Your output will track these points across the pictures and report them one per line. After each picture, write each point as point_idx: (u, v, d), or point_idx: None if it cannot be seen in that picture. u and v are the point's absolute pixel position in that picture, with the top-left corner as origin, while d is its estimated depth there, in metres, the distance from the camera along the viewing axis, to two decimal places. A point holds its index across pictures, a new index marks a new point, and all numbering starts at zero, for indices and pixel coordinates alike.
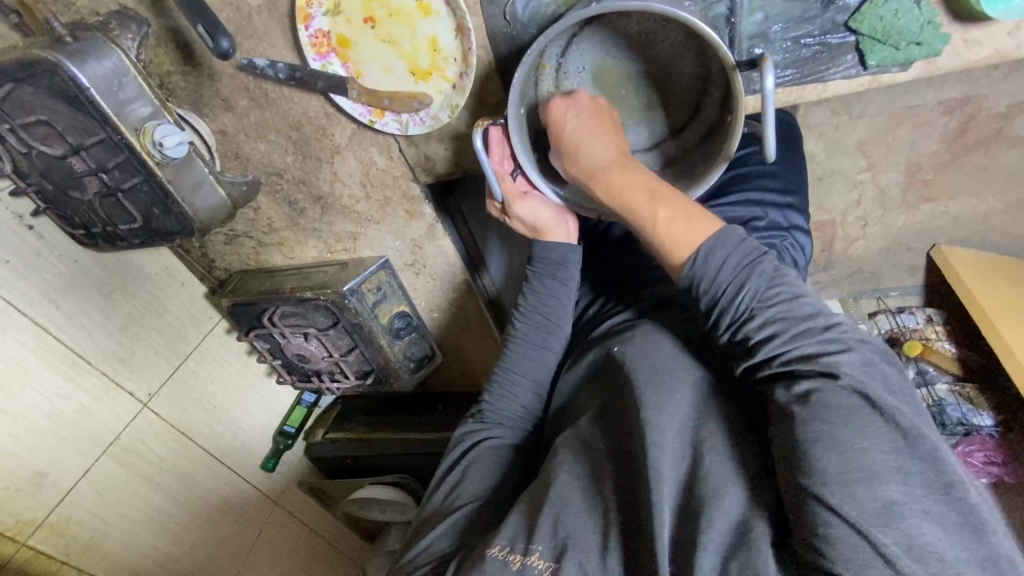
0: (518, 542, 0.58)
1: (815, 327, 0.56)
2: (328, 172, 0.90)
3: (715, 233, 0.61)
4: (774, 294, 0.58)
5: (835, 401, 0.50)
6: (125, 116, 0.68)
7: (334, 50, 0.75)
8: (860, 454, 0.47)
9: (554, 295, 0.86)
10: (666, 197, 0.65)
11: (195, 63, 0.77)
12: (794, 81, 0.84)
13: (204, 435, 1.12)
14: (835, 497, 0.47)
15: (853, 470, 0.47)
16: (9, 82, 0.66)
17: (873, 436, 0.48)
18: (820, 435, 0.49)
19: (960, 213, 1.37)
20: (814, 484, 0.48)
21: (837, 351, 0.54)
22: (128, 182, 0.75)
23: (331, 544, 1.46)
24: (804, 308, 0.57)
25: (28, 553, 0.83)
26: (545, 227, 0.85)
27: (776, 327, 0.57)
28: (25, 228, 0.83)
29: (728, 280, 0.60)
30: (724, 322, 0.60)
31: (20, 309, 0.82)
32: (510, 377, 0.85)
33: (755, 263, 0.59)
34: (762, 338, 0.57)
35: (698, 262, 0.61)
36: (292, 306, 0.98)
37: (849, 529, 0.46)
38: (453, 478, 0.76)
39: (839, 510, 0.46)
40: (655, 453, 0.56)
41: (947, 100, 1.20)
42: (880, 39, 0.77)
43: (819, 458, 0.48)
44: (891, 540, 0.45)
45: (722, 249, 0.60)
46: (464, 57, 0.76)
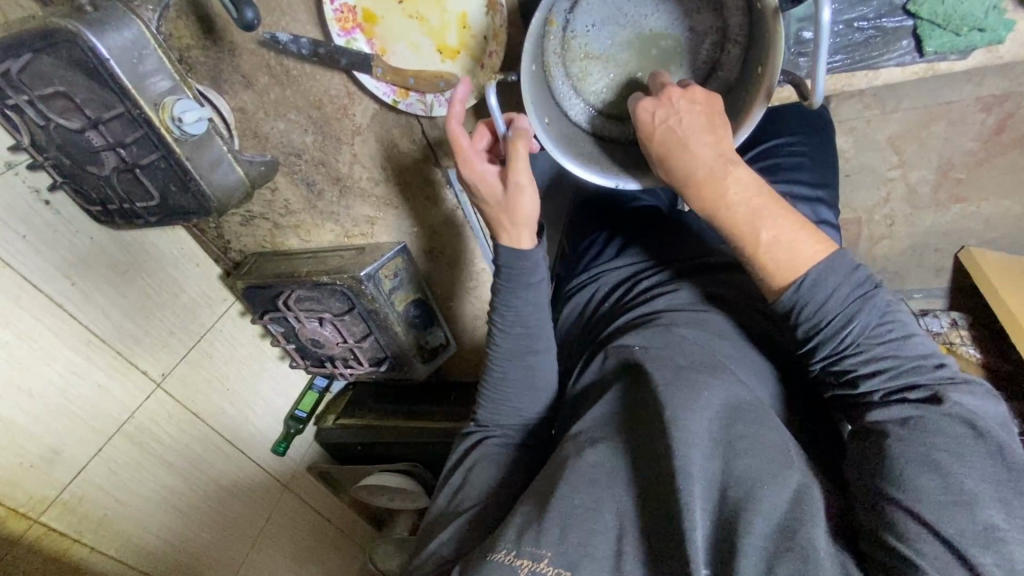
0: (526, 543, 0.55)
1: (926, 365, 0.54)
2: (348, 153, 0.88)
3: (824, 258, 0.58)
4: (872, 333, 0.56)
5: (935, 424, 0.50)
6: (144, 90, 0.67)
7: (359, 26, 0.73)
8: (962, 477, 0.47)
9: (535, 301, 0.77)
10: (774, 215, 0.60)
11: (215, 37, 0.75)
12: (845, 67, 0.81)
13: (214, 416, 1.11)
14: (932, 514, 0.46)
15: (954, 492, 0.46)
16: (27, 52, 0.64)
17: (976, 462, 0.47)
18: (914, 455, 0.49)
19: (992, 214, 1.33)
20: (905, 500, 0.48)
21: (945, 386, 0.53)
22: (146, 159, 0.73)
23: (339, 528, 1.46)
24: (911, 346, 0.55)
25: (41, 529, 0.82)
26: (523, 209, 0.73)
27: (879, 364, 0.55)
28: (42, 204, 0.82)
29: (827, 316, 0.57)
30: (822, 351, 0.58)
31: (37, 286, 0.81)
32: (499, 388, 0.78)
33: (868, 294, 0.57)
34: (865, 373, 0.56)
35: (804, 288, 0.57)
36: (308, 290, 0.96)
37: (941, 545, 0.45)
38: (454, 482, 0.73)
39: (934, 527, 0.46)
40: (688, 452, 0.53)
41: (986, 96, 1.16)
42: (940, 24, 0.74)
43: (919, 478, 0.48)
44: (988, 561, 0.44)
45: (826, 283, 0.57)
46: (494, 34, 0.73)
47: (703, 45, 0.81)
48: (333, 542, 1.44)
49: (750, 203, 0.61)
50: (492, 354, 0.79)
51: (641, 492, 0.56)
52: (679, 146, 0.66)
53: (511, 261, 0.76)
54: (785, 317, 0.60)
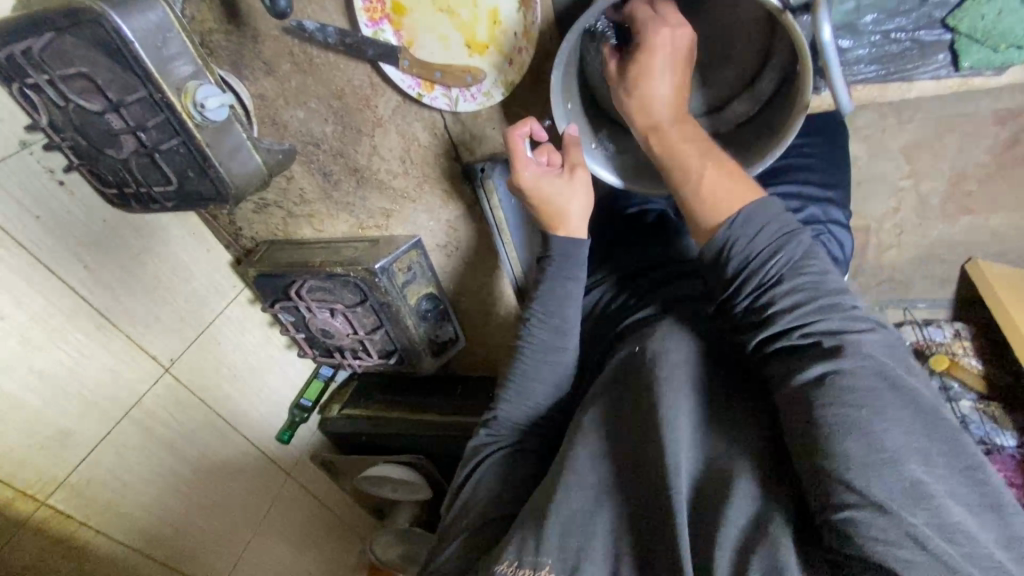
0: (527, 556, 0.55)
1: (842, 303, 0.53)
2: (367, 145, 0.87)
3: (752, 202, 0.59)
4: (793, 267, 0.55)
5: (852, 380, 0.47)
6: (167, 74, 0.66)
7: (388, 17, 0.72)
8: (885, 435, 0.45)
9: (569, 295, 0.77)
10: (712, 158, 0.65)
11: (238, 22, 0.74)
12: (879, 78, 0.81)
13: (220, 402, 1.11)
14: (862, 479, 0.44)
15: (878, 451, 0.44)
16: (50, 30, 0.63)
17: (898, 416, 0.45)
18: (836, 404, 0.47)
19: (1000, 227, 1.33)
20: (833, 467, 0.45)
21: (858, 330, 0.51)
22: (166, 143, 0.72)
23: (340, 519, 1.47)
24: (830, 283, 0.54)
25: (49, 511, 0.81)
26: (578, 210, 0.77)
27: (799, 298, 0.54)
28: (56, 184, 0.81)
29: (754, 251, 0.57)
30: (747, 288, 0.57)
31: (49, 267, 0.81)
32: (526, 383, 0.77)
33: (790, 235, 0.57)
34: (782, 309, 0.54)
35: (733, 225, 0.58)
36: (320, 280, 0.96)
37: (874, 510, 0.43)
38: (465, 494, 0.71)
39: (863, 493, 0.43)
40: (676, 451, 0.53)
41: (1002, 109, 1.16)
42: (979, 40, 0.74)
43: (845, 444, 0.45)
44: (921, 521, 0.42)
45: (754, 220, 0.58)
46: (526, 31, 0.73)
47: (747, 58, 0.82)
48: (333, 530, 1.45)
49: (693, 150, 0.67)
50: (524, 350, 0.78)
51: (634, 493, 0.56)
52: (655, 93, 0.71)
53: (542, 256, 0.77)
54: (715, 256, 0.60)
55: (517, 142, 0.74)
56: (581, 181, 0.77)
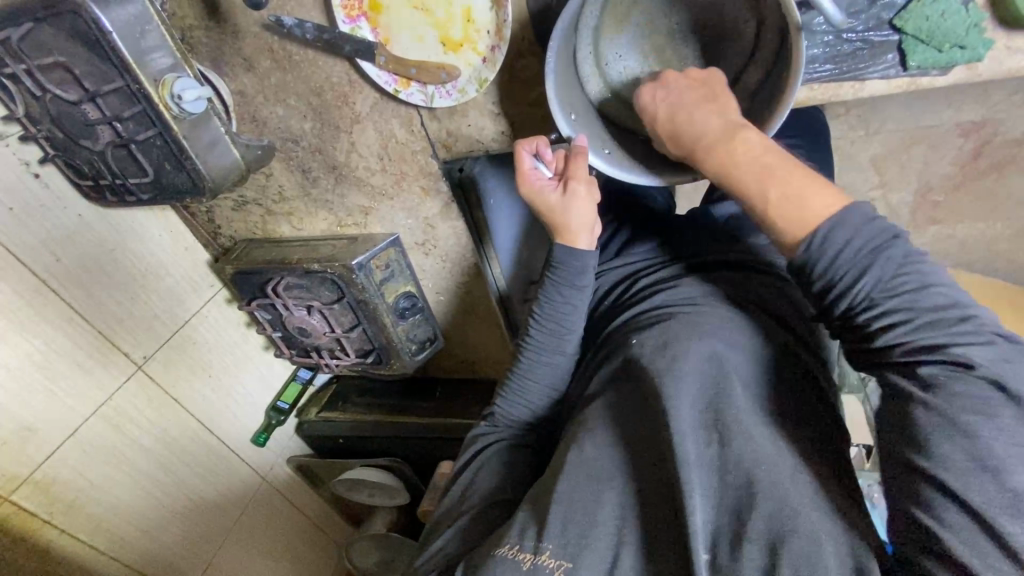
0: (529, 541, 0.56)
1: (948, 318, 0.49)
2: (346, 142, 0.88)
3: (835, 212, 0.54)
4: (890, 284, 0.51)
5: (960, 391, 0.46)
6: (145, 66, 0.67)
7: (365, 14, 0.74)
8: (990, 444, 0.43)
9: (569, 302, 0.76)
10: (789, 173, 0.57)
11: (220, 19, 0.76)
12: (833, 77, 0.80)
13: (195, 402, 1.09)
14: (959, 484, 0.43)
15: (980, 460, 0.43)
16: (29, 20, 0.64)
17: (1008, 428, 0.43)
18: (940, 424, 0.46)
19: (968, 237, 1.37)
20: (930, 470, 0.45)
21: (969, 342, 0.47)
22: (143, 135, 0.73)
23: (312, 522, 1.43)
24: (934, 296, 0.50)
25: (12, 508, 0.79)
26: (578, 222, 0.74)
27: (894, 317, 0.51)
28: (31, 176, 0.81)
29: (844, 268, 0.52)
30: (837, 307, 0.54)
31: (21, 260, 0.80)
32: (524, 382, 0.78)
33: (887, 244, 0.51)
34: (883, 326, 0.51)
35: (816, 242, 0.53)
36: (297, 278, 0.96)
37: (968, 517, 0.43)
38: (463, 481, 0.73)
39: (962, 499, 0.43)
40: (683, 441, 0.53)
41: (965, 122, 1.21)
42: (924, 40, 0.75)
43: (944, 449, 0.45)
44: (1020, 530, 0.41)
45: (845, 228, 0.52)
46: (498, 29, 0.74)
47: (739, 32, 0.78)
48: (311, 537, 1.43)
49: (759, 164, 0.59)
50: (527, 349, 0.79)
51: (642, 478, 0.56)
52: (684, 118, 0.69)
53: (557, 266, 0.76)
54: (800, 275, 0.56)
55: (521, 160, 0.76)
56: (580, 192, 0.74)
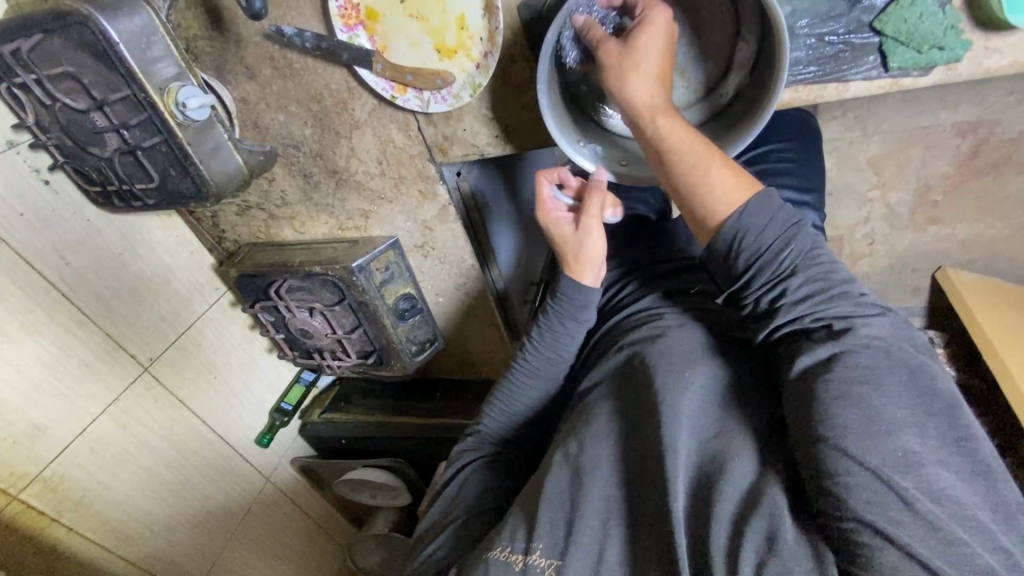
0: (519, 542, 0.57)
1: (851, 293, 0.56)
2: (345, 147, 0.90)
3: (753, 197, 0.60)
4: (807, 257, 0.58)
5: (857, 359, 0.51)
6: (151, 75, 0.69)
7: (362, 23, 0.76)
8: (882, 407, 0.48)
9: (569, 332, 0.76)
10: (712, 153, 0.63)
11: (223, 29, 0.78)
12: (817, 79, 0.81)
13: (200, 404, 1.11)
14: (857, 447, 0.46)
15: (876, 424, 0.47)
16: (39, 32, 0.67)
17: (892, 391, 0.48)
18: (837, 389, 0.49)
19: (967, 236, 1.37)
20: (830, 436, 0.48)
21: (868, 315, 0.54)
22: (149, 142, 0.75)
23: (316, 522, 1.44)
24: (838, 276, 0.57)
25: (20, 506, 0.82)
26: (587, 258, 0.74)
27: (807, 289, 0.57)
28: (41, 183, 0.83)
29: (765, 244, 0.59)
30: (760, 281, 0.59)
31: (31, 263, 0.82)
32: (514, 399, 0.79)
33: (795, 227, 0.59)
34: (791, 300, 0.57)
35: (736, 220, 0.59)
36: (299, 280, 0.99)
37: (868, 476, 0.45)
38: (449, 494, 0.74)
39: (859, 460, 0.46)
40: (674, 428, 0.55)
41: (961, 122, 1.22)
42: (904, 42, 0.76)
43: (841, 413, 0.48)
44: (911, 486, 0.44)
45: (765, 209, 0.59)
46: (490, 36, 0.76)
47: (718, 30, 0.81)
48: (314, 537, 1.44)
49: (689, 139, 0.63)
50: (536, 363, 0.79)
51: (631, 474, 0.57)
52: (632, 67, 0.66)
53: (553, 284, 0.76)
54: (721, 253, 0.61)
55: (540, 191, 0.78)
56: (592, 227, 0.74)
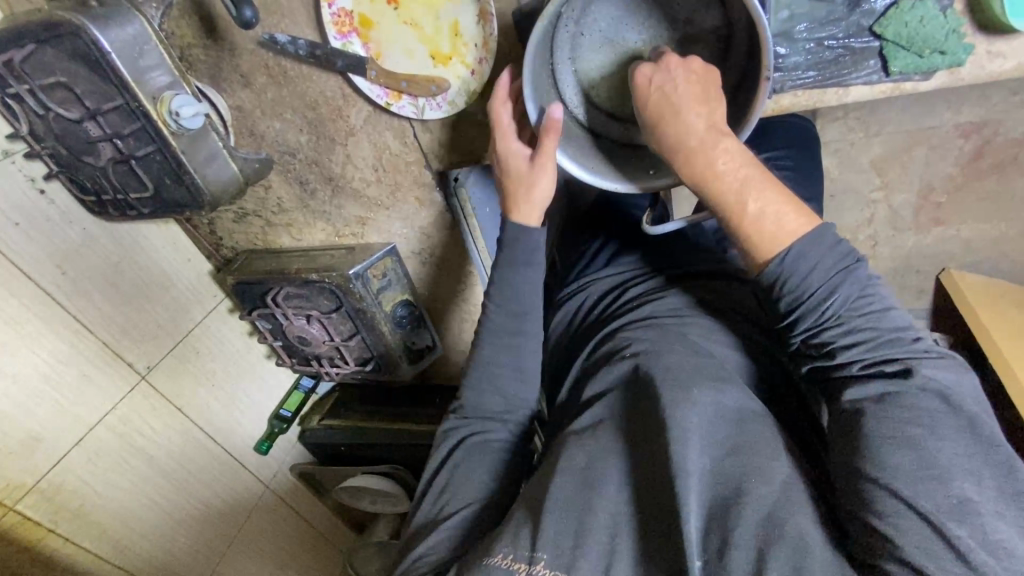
0: (522, 550, 0.56)
1: (904, 338, 0.55)
2: (341, 154, 0.89)
3: (800, 239, 0.58)
4: (857, 304, 0.56)
5: (909, 400, 0.51)
6: (144, 84, 0.69)
7: (356, 30, 0.75)
8: (937, 454, 0.48)
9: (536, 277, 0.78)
10: (758, 188, 0.60)
11: (217, 37, 0.78)
12: (816, 84, 0.80)
13: (198, 411, 1.11)
14: (909, 489, 0.47)
15: (929, 467, 0.47)
16: (31, 42, 0.66)
17: (949, 439, 0.48)
18: (889, 432, 0.50)
19: (972, 238, 1.36)
20: (881, 476, 0.49)
21: (924, 358, 0.53)
22: (143, 150, 0.75)
23: (315, 529, 1.44)
24: (892, 320, 0.56)
25: (17, 517, 0.81)
26: (536, 197, 0.76)
27: (859, 335, 0.56)
28: (37, 192, 0.83)
29: (811, 287, 0.57)
30: (805, 324, 0.58)
31: (27, 273, 0.82)
32: (495, 367, 0.76)
33: (849, 269, 0.57)
34: (843, 344, 0.57)
35: (783, 261, 0.58)
36: (296, 288, 0.98)
37: (919, 520, 0.46)
38: (441, 482, 0.70)
39: (910, 502, 0.47)
40: (683, 449, 0.54)
41: (965, 123, 1.21)
42: (905, 46, 0.75)
43: (895, 455, 0.49)
44: (964, 533, 0.45)
45: (814, 251, 0.57)
46: (484, 43, 0.77)
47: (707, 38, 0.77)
48: (312, 545, 1.43)
49: (738, 174, 0.61)
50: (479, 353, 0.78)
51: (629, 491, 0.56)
52: (669, 111, 0.64)
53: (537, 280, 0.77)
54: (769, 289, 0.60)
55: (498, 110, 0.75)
56: (545, 168, 0.74)
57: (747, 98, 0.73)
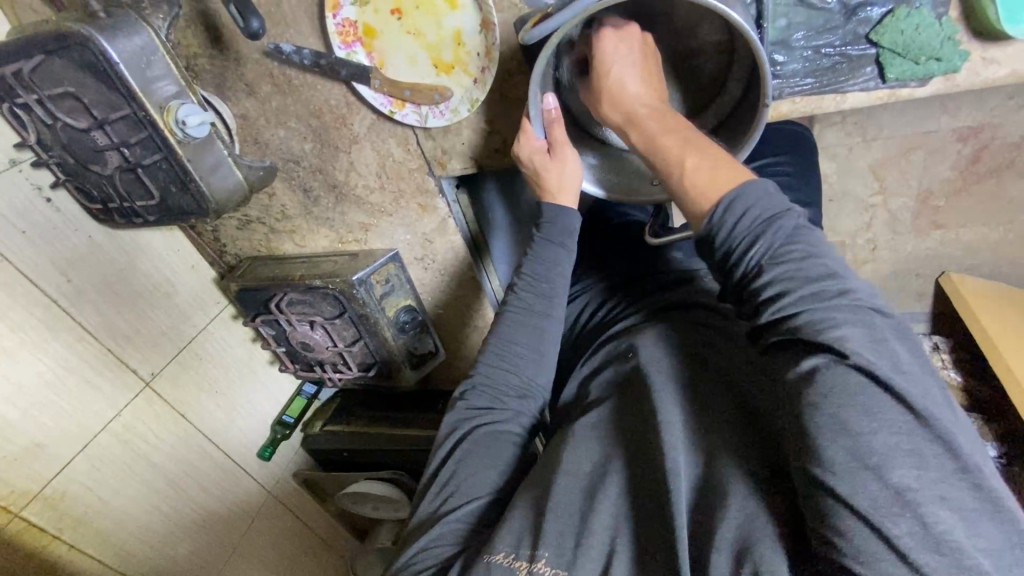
0: (523, 549, 0.57)
1: (828, 292, 0.52)
2: (345, 161, 0.90)
3: (729, 193, 0.57)
4: (783, 254, 0.54)
5: (833, 378, 0.48)
6: (150, 94, 0.70)
7: (360, 40, 0.76)
8: (869, 438, 0.45)
9: (557, 261, 0.79)
10: (697, 148, 0.61)
11: (222, 47, 0.79)
12: (813, 91, 0.81)
13: (202, 418, 1.11)
14: (845, 487, 0.45)
15: (864, 458, 0.45)
16: (39, 53, 0.67)
17: (885, 418, 0.45)
18: (824, 417, 0.47)
19: (970, 241, 1.36)
20: (818, 473, 0.46)
21: (851, 314, 0.50)
22: (149, 159, 0.76)
23: (318, 535, 1.44)
24: (822, 273, 0.52)
25: (21, 524, 0.81)
26: (570, 185, 0.79)
27: (783, 286, 0.53)
28: (43, 201, 0.84)
29: (738, 237, 0.56)
30: (737, 277, 0.56)
31: (33, 281, 0.83)
32: (506, 351, 0.77)
33: (777, 221, 0.54)
34: (766, 296, 0.54)
35: (716, 215, 0.57)
36: (300, 294, 0.99)
37: (863, 524, 0.44)
38: (444, 474, 0.69)
39: (849, 502, 0.44)
40: (671, 452, 0.57)
41: (962, 127, 1.22)
42: (900, 53, 0.76)
43: (830, 449, 0.46)
44: (903, 529, 0.42)
45: (738, 203, 0.56)
46: (487, 51, 0.77)
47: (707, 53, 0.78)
48: (315, 551, 1.43)
49: (678, 135, 0.64)
50: (488, 352, 0.78)
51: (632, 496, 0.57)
52: (613, 87, 0.70)
53: (539, 283, 0.79)
54: (705, 245, 0.59)
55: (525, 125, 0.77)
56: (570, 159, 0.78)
57: (746, 112, 0.75)
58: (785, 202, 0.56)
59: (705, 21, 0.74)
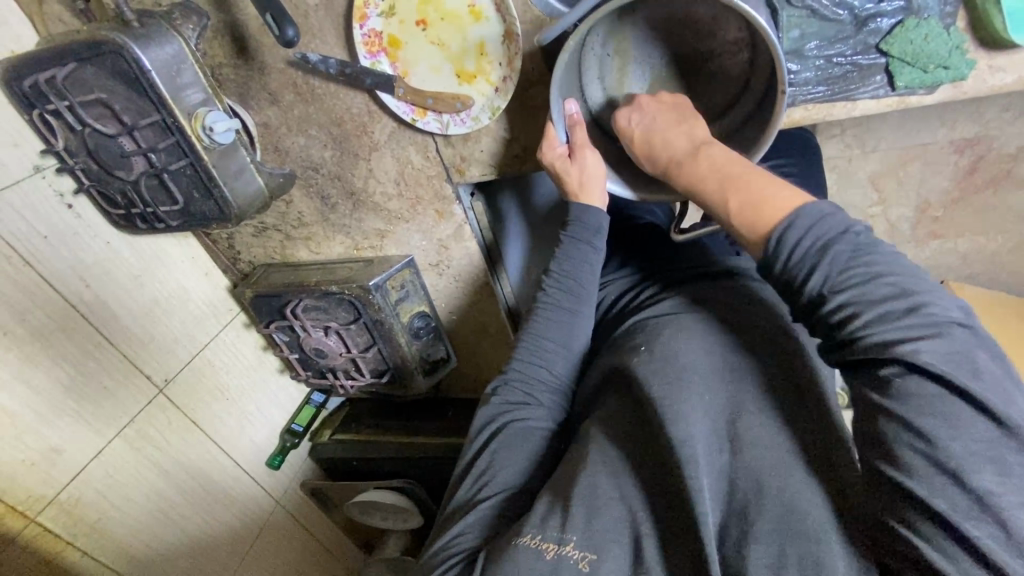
0: (552, 531, 0.58)
1: (897, 312, 0.49)
2: (364, 168, 0.92)
3: (788, 215, 0.55)
4: (849, 276, 0.51)
5: (915, 387, 0.47)
6: (180, 101, 0.72)
7: (384, 50, 0.79)
8: (976, 468, 0.43)
9: (586, 258, 0.80)
10: (740, 183, 0.60)
11: (247, 56, 0.81)
12: (826, 99, 0.84)
13: (213, 425, 1.11)
14: (964, 520, 0.43)
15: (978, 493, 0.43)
16: (72, 61, 0.69)
17: (997, 443, 0.43)
18: (924, 449, 0.45)
19: (968, 250, 1.39)
20: (934, 505, 0.44)
21: (923, 334, 0.47)
22: (175, 164, 0.77)
23: (325, 548, 1.42)
24: (888, 290, 0.50)
25: (36, 530, 0.81)
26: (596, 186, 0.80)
27: (853, 308, 0.50)
28: (65, 207, 0.85)
29: (804, 264, 0.53)
30: (802, 303, 0.54)
31: (53, 286, 0.83)
32: (539, 344, 0.79)
33: (839, 240, 0.52)
34: (840, 320, 0.51)
35: (773, 244, 0.54)
36: (316, 299, 0.99)
37: (968, 552, 0.43)
38: (479, 466, 0.70)
39: (962, 533, 0.43)
40: (691, 443, 0.58)
41: (958, 139, 1.25)
42: (910, 61, 0.79)
43: (930, 474, 0.45)
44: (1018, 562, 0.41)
45: (801, 228, 0.53)
46: (509, 61, 0.79)
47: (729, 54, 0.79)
48: (321, 564, 1.41)
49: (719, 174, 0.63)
50: (520, 347, 0.80)
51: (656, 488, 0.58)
52: (657, 140, 0.73)
53: (565, 277, 0.80)
54: (763, 269, 0.56)
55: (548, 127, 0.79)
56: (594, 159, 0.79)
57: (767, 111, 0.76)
58: (842, 217, 0.53)
59: (721, 20, 0.76)
